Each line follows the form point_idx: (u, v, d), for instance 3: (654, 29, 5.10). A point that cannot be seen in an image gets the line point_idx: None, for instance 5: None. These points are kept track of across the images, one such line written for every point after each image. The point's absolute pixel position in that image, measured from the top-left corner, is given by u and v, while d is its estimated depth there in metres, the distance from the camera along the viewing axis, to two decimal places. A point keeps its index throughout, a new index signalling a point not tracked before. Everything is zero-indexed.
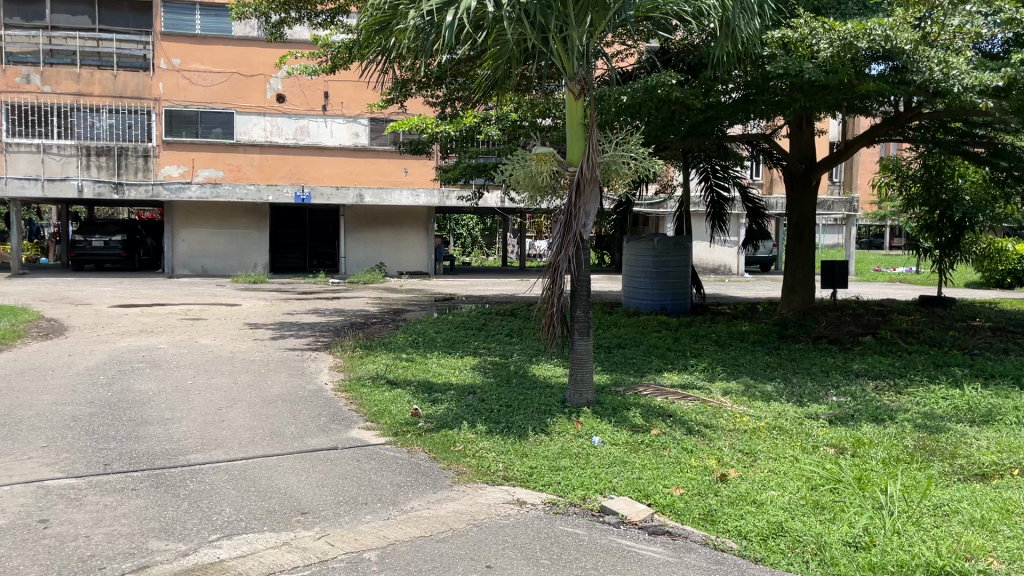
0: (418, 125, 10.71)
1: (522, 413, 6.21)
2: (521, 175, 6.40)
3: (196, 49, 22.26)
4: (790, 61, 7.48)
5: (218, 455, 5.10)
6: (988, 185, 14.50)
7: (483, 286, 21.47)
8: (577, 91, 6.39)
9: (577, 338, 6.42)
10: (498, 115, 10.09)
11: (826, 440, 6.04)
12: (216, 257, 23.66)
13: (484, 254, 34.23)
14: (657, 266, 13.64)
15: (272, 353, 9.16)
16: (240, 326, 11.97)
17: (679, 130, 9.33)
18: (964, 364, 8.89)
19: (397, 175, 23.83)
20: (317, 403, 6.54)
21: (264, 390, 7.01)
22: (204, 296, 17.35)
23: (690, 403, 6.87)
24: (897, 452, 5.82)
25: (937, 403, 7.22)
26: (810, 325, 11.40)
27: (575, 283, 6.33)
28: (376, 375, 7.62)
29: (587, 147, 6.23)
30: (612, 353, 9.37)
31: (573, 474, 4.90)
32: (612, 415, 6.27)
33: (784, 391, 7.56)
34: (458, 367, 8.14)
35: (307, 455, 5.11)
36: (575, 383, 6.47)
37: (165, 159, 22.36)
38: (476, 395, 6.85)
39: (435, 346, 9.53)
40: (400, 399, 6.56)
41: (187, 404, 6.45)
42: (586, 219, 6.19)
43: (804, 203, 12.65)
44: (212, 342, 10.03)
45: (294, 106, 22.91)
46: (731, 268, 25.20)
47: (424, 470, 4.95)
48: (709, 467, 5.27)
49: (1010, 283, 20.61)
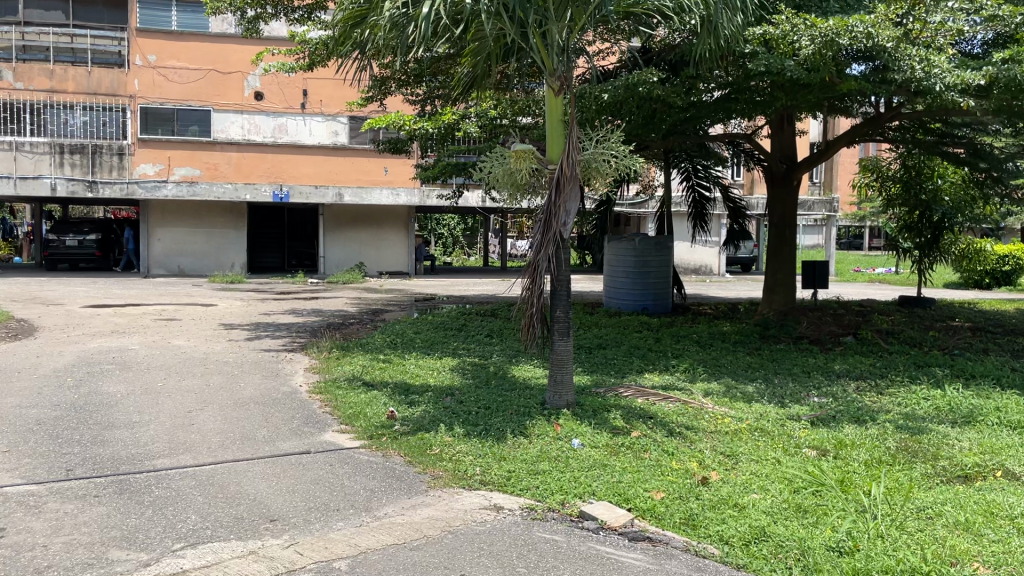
0: (396, 122, 10.57)
1: (500, 416, 6.09)
2: (499, 173, 6.27)
3: (171, 46, 21.97)
4: (772, 58, 7.41)
5: (186, 460, 4.94)
6: (967, 185, 14.55)
7: (464, 286, 21.33)
8: (557, 87, 6.30)
9: (557, 339, 6.31)
10: (477, 111, 9.97)
11: (808, 441, 5.97)
12: (192, 257, 23.37)
13: (466, 254, 34.10)
14: (638, 266, 13.56)
15: (247, 355, 8.98)
16: (216, 326, 11.76)
17: (660, 129, 9.25)
18: (945, 365, 8.88)
19: (377, 174, 23.62)
20: (291, 406, 6.39)
21: (236, 392, 6.84)
22: (180, 296, 17.08)
23: (672, 404, 6.78)
24: (879, 454, 5.76)
25: (918, 404, 7.18)
26: (791, 325, 11.37)
27: (555, 283, 6.22)
28: (352, 376, 7.47)
29: (568, 145, 6.10)
30: (593, 353, 9.27)
31: (552, 478, 4.79)
32: (592, 416, 6.16)
33: (766, 393, 7.48)
34: (436, 368, 8.01)
35: (278, 460, 4.96)
36: (555, 384, 6.36)
37: (141, 156, 22.05)
38: (454, 397, 6.73)
39: (414, 347, 9.40)
40: (376, 402, 6.42)
41: (156, 407, 6.28)
42: (566, 217, 6.07)
43: (785, 203, 12.63)
44: (185, 343, 9.84)
45: (272, 104, 22.66)
46: (712, 269, 25.25)
47: (399, 475, 4.82)
48: (690, 470, 5.17)
49: (987, 283, 20.76)
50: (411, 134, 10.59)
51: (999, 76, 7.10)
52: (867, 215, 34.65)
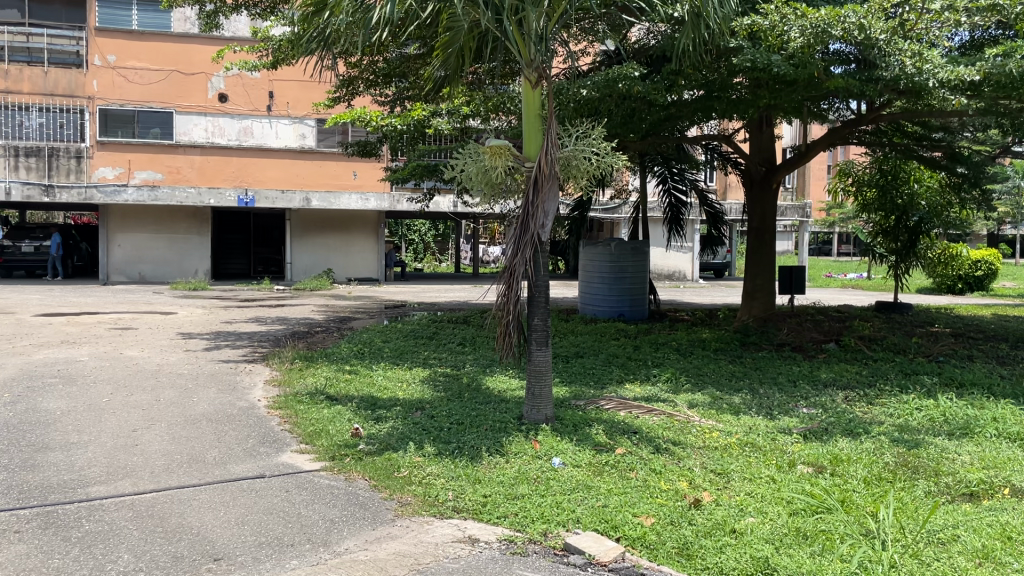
0: (362, 119, 10.03)
1: (474, 432, 5.66)
2: (472, 171, 5.84)
3: (133, 46, 21.28)
4: (759, 53, 7.15)
5: (125, 487, 4.44)
6: (945, 190, 14.35)
7: (435, 293, 20.81)
8: (534, 79, 5.88)
9: (535, 349, 5.88)
10: (449, 107, 9.41)
11: (803, 457, 5.59)
12: (154, 264, 22.62)
13: (437, 261, 33.59)
14: (613, 272, 13.19)
15: (203, 366, 8.44)
16: (173, 336, 11.18)
17: (639, 128, 8.92)
18: (932, 373, 8.58)
19: (346, 177, 23.01)
20: (246, 423, 5.88)
21: (187, 408, 6.32)
22: (138, 304, 16.39)
23: (656, 417, 6.39)
24: (878, 470, 5.42)
25: (911, 415, 6.85)
26: (772, 333, 11.05)
27: (532, 289, 5.80)
28: (314, 390, 6.95)
29: (546, 141, 5.68)
30: (571, 363, 8.86)
31: (532, 503, 4.36)
32: (573, 432, 5.74)
33: (752, 404, 7.11)
34: (406, 381, 7.53)
35: (228, 486, 4.48)
36: (534, 398, 5.93)
37: (100, 159, 21.33)
38: (425, 411, 6.28)
39: (382, 357, 8.92)
40: (339, 418, 5.92)
41: (97, 426, 5.74)
42: (544, 219, 5.65)
43: (764, 206, 12.33)
44: (139, 354, 9.27)
45: (236, 106, 21.99)
46: (686, 274, 25.03)
47: (363, 502, 4.35)
48: (680, 491, 4.78)
49: (961, 289, 20.69)
50: (378, 130, 10.06)
51: (992, 73, 6.85)
52: (837, 221, 34.73)
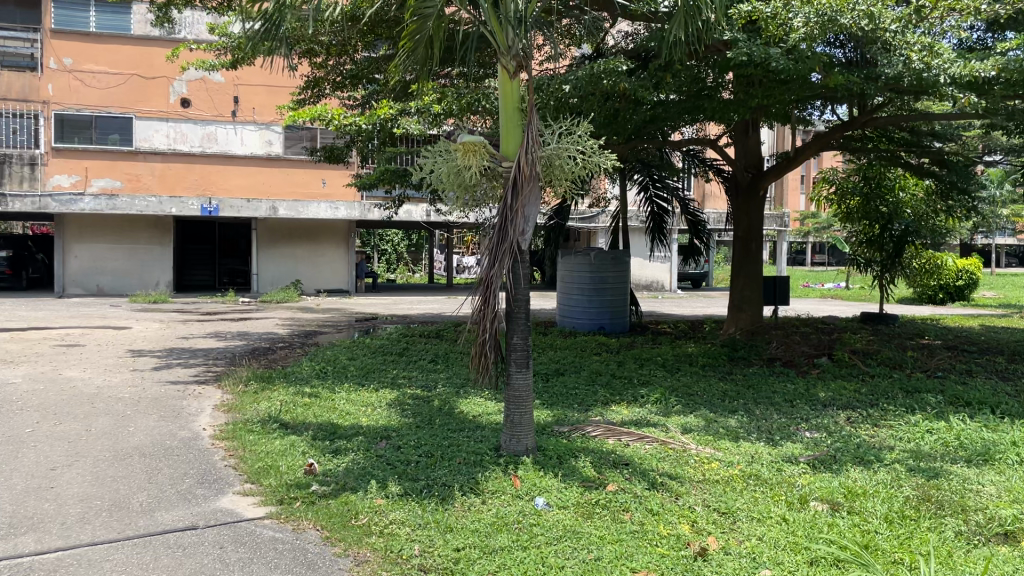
0: (322, 116, 9.15)
1: (446, 467, 4.98)
2: (444, 171, 5.20)
3: (90, 48, 20.39)
4: (756, 46, 6.65)
5: (26, 545, 3.72)
6: (931, 198, 13.93)
7: (406, 304, 20.04)
8: (512, 68, 5.19)
9: (514, 371, 5.22)
10: (418, 104, 8.57)
11: (815, 492, 4.98)
12: (112, 275, 21.69)
13: (410, 271, 32.89)
14: (593, 283, 12.58)
15: (148, 389, 7.67)
16: (121, 353, 10.37)
17: (622, 131, 8.37)
18: (936, 391, 8.04)
19: (313, 185, 22.27)
20: (185, 459, 5.15)
21: (120, 440, 5.58)
22: (92, 318, 15.50)
23: (648, 446, 5.75)
24: (899, 506, 4.84)
25: (922, 438, 6.30)
26: (761, 346, 10.52)
27: (511, 302, 5.14)
28: (267, 417, 6.23)
29: (526, 137, 5.03)
30: (551, 382, 8.21)
31: (514, 559, 3.69)
32: (558, 466, 5.09)
33: (751, 427, 6.50)
34: (370, 405, 6.83)
35: (151, 541, 3.79)
36: (513, 427, 5.27)
37: (55, 167, 20.46)
38: (390, 441, 5.58)
39: (346, 377, 8.21)
40: (292, 452, 5.21)
41: (10, 464, 4.99)
42: (524, 224, 5.02)
43: (750, 214, 11.79)
44: (79, 375, 8.47)
45: (200, 112, 21.17)
46: (664, 284, 24.52)
47: (310, 562, 3.67)
48: (683, 538, 4.14)
49: (941, 298, 20.36)
50: (340, 130, 9.22)
51: (1009, 68, 6.35)
52: (812, 231, 34.54)
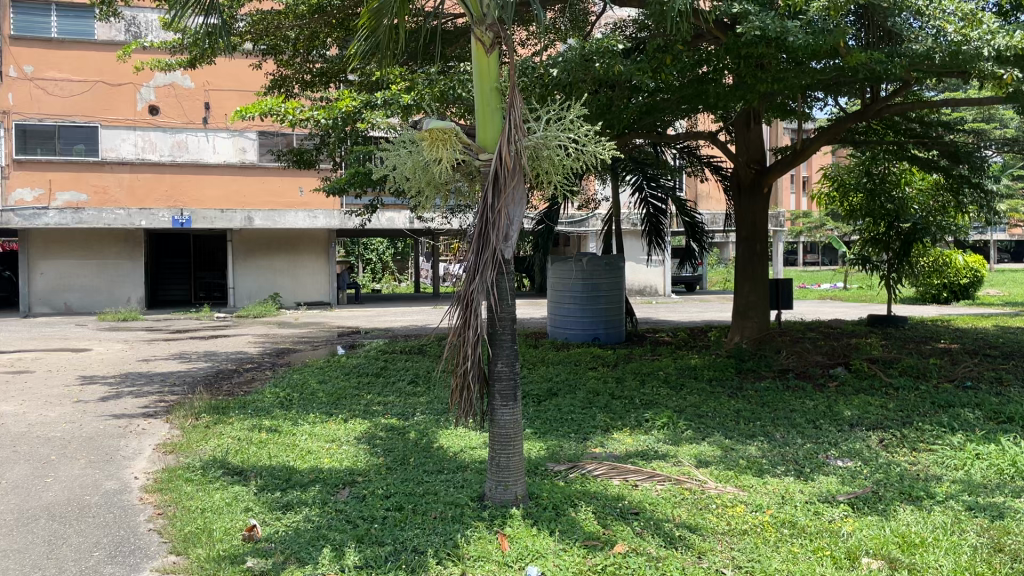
0: (273, 111, 8.16)
1: (419, 525, 4.10)
2: (408, 166, 4.34)
3: (51, 56, 19.38)
4: (772, 19, 5.91)
5: None
6: (939, 192, 13.16)
7: (390, 317, 19.11)
8: (488, 40, 4.27)
9: (500, 406, 4.31)
10: (386, 96, 7.78)
11: (867, 544, 4.12)
12: (81, 292, 20.67)
13: (396, 281, 32.06)
14: (585, 291, 11.72)
15: (86, 426, 6.75)
16: (71, 381, 9.42)
17: (618, 125, 7.50)
18: (970, 404, 7.23)
19: (291, 194, 21.40)
20: (102, 523, 4.24)
21: (30, 497, 4.67)
22: (52, 339, 14.53)
23: (661, 487, 4.88)
24: (969, 559, 3.97)
25: (973, 466, 5.47)
26: (770, 356, 9.67)
27: (496, 322, 4.24)
28: (212, 460, 5.33)
29: (507, 124, 4.14)
30: (543, 405, 7.32)
31: None
32: (555, 520, 4.20)
33: (775, 457, 5.64)
34: (336, 440, 5.94)
35: None
36: (500, 472, 4.37)
37: (17, 180, 19.40)
38: (354, 489, 4.70)
39: (312, 405, 7.32)
40: (234, 509, 4.33)
41: None
42: (509, 229, 4.15)
43: (754, 213, 10.93)
44: (10, 409, 7.49)
45: (168, 119, 20.22)
46: (658, 289, 23.77)
47: None
48: None
49: (945, 297, 19.66)
50: (296, 125, 8.22)
51: None
52: (804, 232, 33.90)
